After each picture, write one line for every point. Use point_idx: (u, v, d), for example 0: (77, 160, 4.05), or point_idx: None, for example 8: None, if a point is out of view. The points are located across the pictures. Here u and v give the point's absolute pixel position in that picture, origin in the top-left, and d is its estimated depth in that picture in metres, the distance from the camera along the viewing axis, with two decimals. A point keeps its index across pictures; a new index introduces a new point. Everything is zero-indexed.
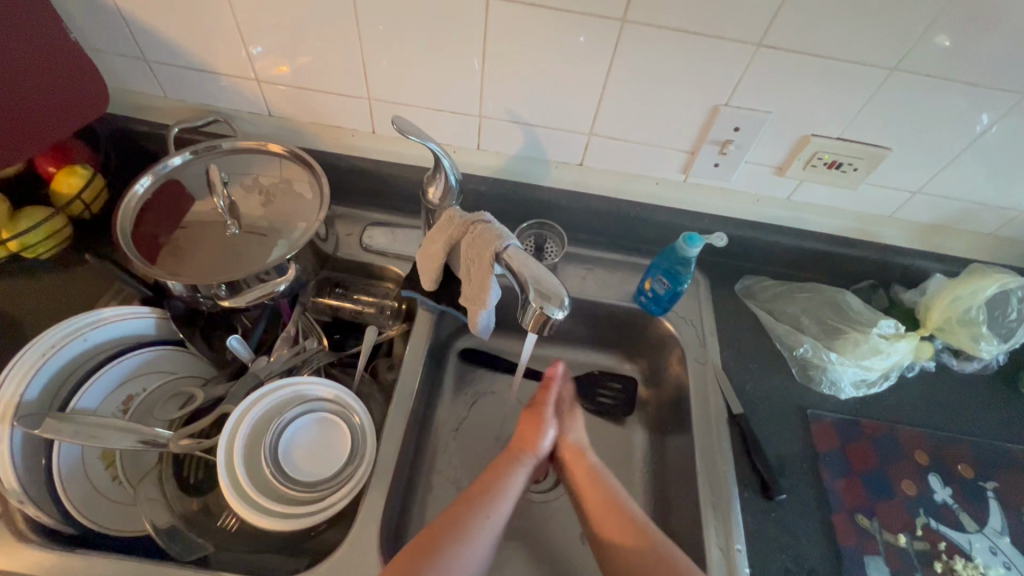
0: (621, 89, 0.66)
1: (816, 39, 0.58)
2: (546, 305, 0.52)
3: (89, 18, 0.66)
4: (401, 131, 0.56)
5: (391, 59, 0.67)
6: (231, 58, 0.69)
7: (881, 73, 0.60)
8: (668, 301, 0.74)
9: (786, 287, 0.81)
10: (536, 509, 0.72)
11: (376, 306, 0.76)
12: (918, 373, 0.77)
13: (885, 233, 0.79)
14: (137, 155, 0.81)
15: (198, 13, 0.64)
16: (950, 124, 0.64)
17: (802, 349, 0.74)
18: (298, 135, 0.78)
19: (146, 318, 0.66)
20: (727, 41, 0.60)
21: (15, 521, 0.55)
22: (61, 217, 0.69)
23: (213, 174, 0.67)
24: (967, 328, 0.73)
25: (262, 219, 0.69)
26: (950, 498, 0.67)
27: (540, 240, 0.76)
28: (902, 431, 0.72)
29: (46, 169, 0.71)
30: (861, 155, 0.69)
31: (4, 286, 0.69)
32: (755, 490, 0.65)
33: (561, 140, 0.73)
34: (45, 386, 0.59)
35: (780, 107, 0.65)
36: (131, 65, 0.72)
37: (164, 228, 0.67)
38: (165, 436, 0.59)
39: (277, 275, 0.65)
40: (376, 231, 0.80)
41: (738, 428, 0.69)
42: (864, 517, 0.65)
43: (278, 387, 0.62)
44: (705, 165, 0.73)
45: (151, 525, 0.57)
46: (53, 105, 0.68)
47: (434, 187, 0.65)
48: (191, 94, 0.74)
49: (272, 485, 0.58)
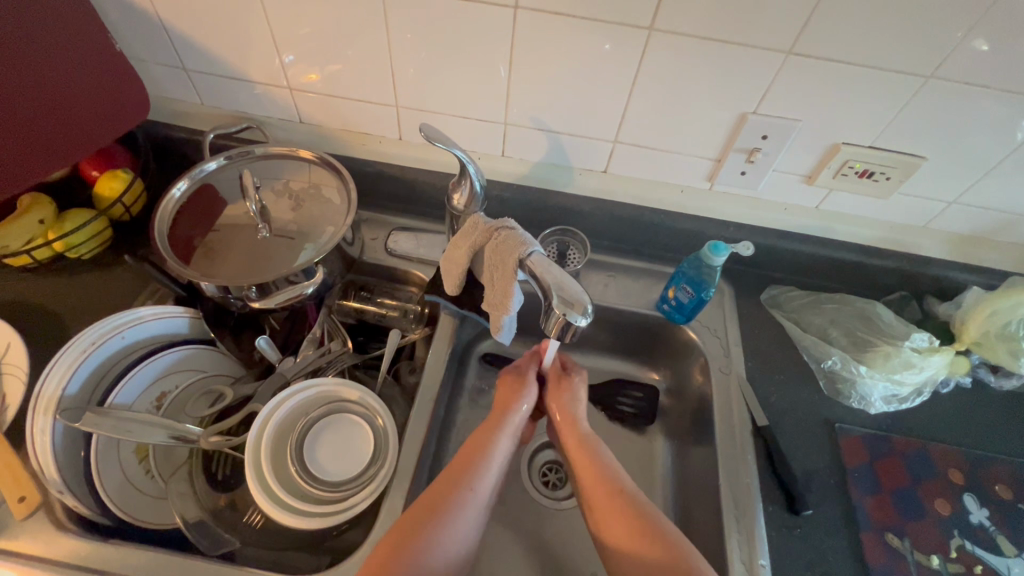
0: (646, 97, 0.66)
1: (848, 46, 0.57)
2: (569, 312, 0.52)
3: (133, 30, 0.69)
4: (428, 138, 0.57)
5: (420, 67, 0.68)
6: (266, 65, 0.71)
7: (918, 80, 0.59)
8: (691, 310, 0.73)
9: (814, 297, 0.80)
10: (553, 514, 0.72)
11: (400, 310, 0.78)
12: (953, 389, 0.75)
13: (919, 244, 0.77)
14: (174, 158, 0.84)
15: (234, 22, 0.66)
16: (989, 132, 0.62)
17: (830, 362, 0.73)
18: (328, 141, 0.80)
19: (180, 318, 0.69)
20: (755, 48, 0.59)
21: (55, 510, 0.57)
22: (102, 219, 0.72)
23: (246, 179, 0.69)
24: (1005, 344, 0.70)
25: (292, 223, 0.71)
26: (987, 520, 0.65)
27: (563, 246, 0.76)
28: (935, 447, 0.69)
29: (90, 172, 0.75)
30: (894, 163, 0.67)
31: (48, 284, 0.72)
32: (780, 504, 0.64)
33: (585, 147, 0.74)
34: (84, 383, 0.62)
35: (810, 114, 0.64)
36: (171, 74, 0.74)
37: (199, 231, 0.69)
38: (196, 432, 0.61)
39: (305, 278, 0.66)
40: (400, 235, 0.81)
41: (762, 440, 0.68)
42: (894, 536, 0.63)
43: (304, 387, 0.63)
44: (731, 173, 0.73)
45: (180, 517, 0.58)
46: (97, 112, 0.71)
47: (459, 193, 0.65)
48: (228, 102, 0.77)
49: (298, 485, 0.59)
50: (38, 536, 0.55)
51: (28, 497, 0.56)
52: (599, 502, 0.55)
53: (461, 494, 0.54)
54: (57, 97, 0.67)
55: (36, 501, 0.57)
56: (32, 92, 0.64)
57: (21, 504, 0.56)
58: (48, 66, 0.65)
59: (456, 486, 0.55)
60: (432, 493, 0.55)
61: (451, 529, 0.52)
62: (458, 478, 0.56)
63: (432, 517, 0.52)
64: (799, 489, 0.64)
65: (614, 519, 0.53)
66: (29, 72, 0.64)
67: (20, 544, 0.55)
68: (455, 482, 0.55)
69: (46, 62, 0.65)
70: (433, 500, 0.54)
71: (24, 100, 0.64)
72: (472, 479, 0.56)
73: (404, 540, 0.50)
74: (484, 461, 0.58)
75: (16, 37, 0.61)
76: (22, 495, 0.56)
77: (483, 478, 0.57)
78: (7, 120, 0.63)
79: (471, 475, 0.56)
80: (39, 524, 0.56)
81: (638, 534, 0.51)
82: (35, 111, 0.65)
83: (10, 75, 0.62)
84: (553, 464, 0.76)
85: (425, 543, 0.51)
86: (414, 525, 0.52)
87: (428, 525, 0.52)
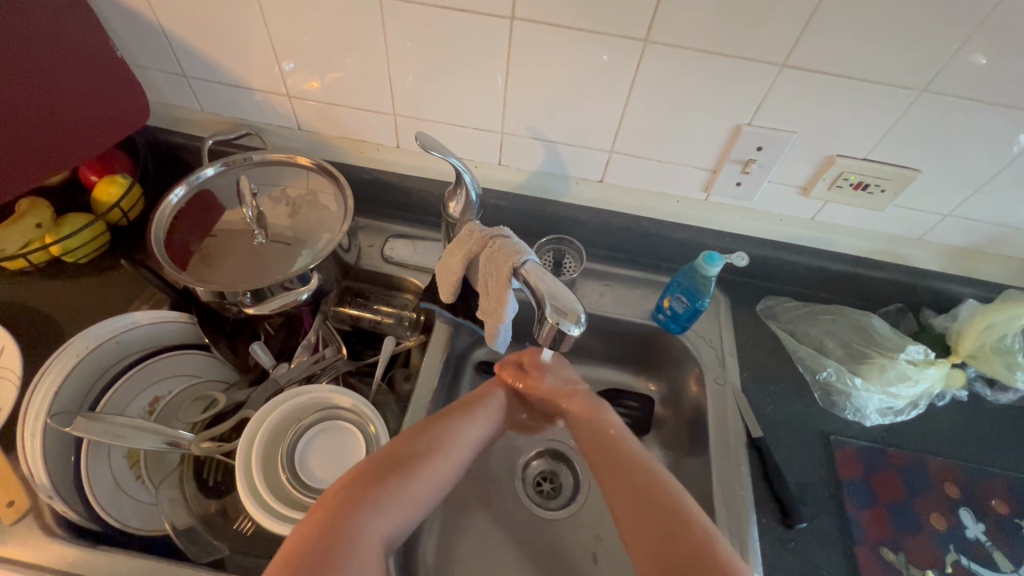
0: (642, 108, 0.66)
1: (841, 60, 0.58)
2: (561, 321, 0.52)
3: (134, 37, 0.70)
4: (424, 147, 0.57)
5: (418, 77, 0.68)
6: (266, 73, 0.71)
7: (911, 94, 0.59)
8: (686, 320, 0.73)
9: (810, 308, 0.80)
10: (544, 524, 0.71)
11: (395, 317, 0.77)
12: (949, 402, 0.74)
13: (914, 256, 0.77)
14: (173, 164, 0.84)
15: (235, 31, 0.67)
16: (983, 146, 0.63)
17: (825, 374, 0.73)
18: (326, 149, 0.80)
19: (174, 322, 0.69)
20: (749, 61, 0.60)
21: (43, 516, 0.57)
22: (100, 223, 0.72)
23: (243, 185, 0.69)
24: (1001, 357, 0.70)
25: (288, 229, 0.71)
26: (982, 534, 0.64)
27: (559, 255, 0.77)
28: (930, 460, 0.69)
29: (89, 177, 0.75)
30: (889, 176, 0.67)
31: (44, 287, 0.72)
32: (774, 516, 0.64)
33: (582, 157, 0.74)
34: (77, 388, 0.61)
35: (805, 127, 0.65)
36: (172, 81, 0.75)
37: (196, 236, 0.69)
38: (188, 438, 0.61)
39: (300, 284, 0.66)
40: (397, 242, 0.81)
41: (756, 451, 0.67)
42: (889, 551, 0.62)
43: (295, 395, 0.63)
44: (727, 184, 0.73)
45: (171, 524, 0.59)
46: (98, 117, 0.71)
47: (454, 202, 0.66)
48: (228, 109, 0.78)
49: (288, 493, 0.58)
50: (26, 541, 0.55)
51: (17, 502, 0.56)
52: (616, 472, 0.53)
53: (452, 435, 0.55)
54: (56, 103, 0.67)
55: (25, 506, 0.57)
56: (34, 98, 0.65)
57: (10, 509, 0.56)
58: (47, 73, 0.66)
59: (438, 430, 0.55)
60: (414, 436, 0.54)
61: (434, 462, 0.52)
62: (441, 425, 0.56)
63: (413, 454, 0.52)
64: (793, 502, 0.64)
65: (634, 491, 0.50)
66: (31, 78, 0.64)
67: (8, 549, 0.55)
68: (444, 422, 0.56)
69: (46, 69, 0.65)
70: (420, 433, 0.54)
71: (25, 105, 0.65)
72: (463, 422, 0.57)
73: (380, 469, 0.50)
74: (476, 411, 0.58)
75: (17, 44, 0.62)
76: (11, 499, 0.56)
77: (474, 427, 0.57)
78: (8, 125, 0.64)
79: (462, 419, 0.57)
80: (28, 529, 0.56)
81: (657, 506, 0.48)
82: (36, 116, 0.66)
83: (11, 82, 0.63)
84: (548, 474, 0.76)
85: (398, 476, 0.50)
86: (401, 448, 0.52)
87: (413, 453, 0.52)
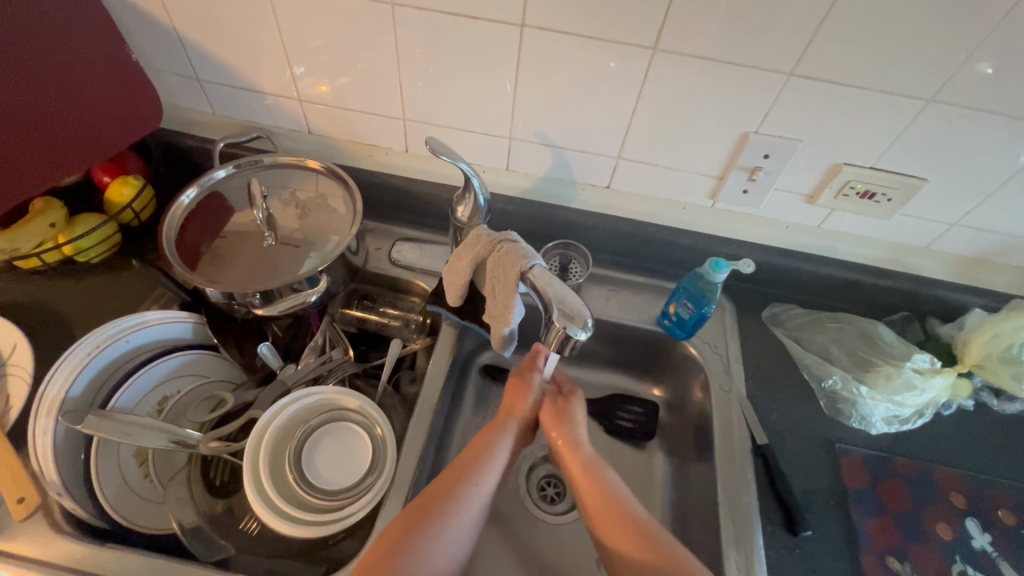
0: (650, 114, 0.67)
1: (848, 68, 0.58)
2: (568, 325, 0.52)
3: (149, 41, 0.71)
4: (434, 151, 0.57)
5: (427, 82, 0.69)
6: (278, 78, 0.72)
7: (918, 103, 0.60)
8: (692, 326, 0.73)
9: (815, 316, 0.80)
10: (545, 528, 0.72)
11: (402, 320, 0.78)
12: (956, 412, 0.74)
13: (921, 264, 0.77)
14: (184, 166, 0.85)
15: (249, 37, 0.68)
16: (989, 156, 0.63)
17: (831, 382, 0.73)
18: (335, 152, 0.81)
19: (183, 322, 0.69)
20: (757, 69, 0.60)
21: (53, 512, 0.57)
22: (111, 224, 0.73)
23: (254, 187, 0.70)
24: (1008, 367, 0.70)
25: (297, 232, 0.71)
26: (989, 545, 0.64)
27: (565, 260, 0.77)
28: (936, 470, 0.69)
29: (101, 178, 0.76)
30: (896, 185, 0.67)
31: (56, 286, 0.73)
32: (779, 524, 0.63)
33: (589, 163, 0.75)
34: (88, 386, 0.62)
35: (812, 135, 0.65)
36: (185, 84, 0.76)
37: (206, 237, 0.70)
38: (196, 437, 0.61)
39: (308, 286, 0.67)
40: (404, 246, 0.82)
41: (761, 459, 0.67)
42: (895, 560, 0.62)
43: (304, 395, 0.63)
44: (734, 191, 0.73)
45: (178, 523, 0.59)
46: (113, 118, 0.73)
47: (463, 206, 0.66)
48: (239, 112, 0.79)
49: (295, 493, 0.59)
50: (35, 538, 0.56)
51: (27, 498, 0.56)
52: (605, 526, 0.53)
53: (466, 488, 0.54)
54: (67, 106, 0.68)
55: (35, 502, 0.57)
56: (53, 99, 0.66)
57: (20, 505, 0.56)
58: (57, 77, 0.66)
59: (455, 481, 0.55)
60: (434, 490, 0.54)
61: (457, 515, 0.52)
62: (460, 477, 0.55)
63: (437, 512, 0.52)
64: (798, 509, 0.64)
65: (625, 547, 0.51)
66: (51, 80, 0.66)
67: (16, 546, 0.55)
68: (461, 477, 0.55)
69: (59, 72, 0.66)
70: (433, 495, 0.53)
71: (45, 106, 0.66)
72: (477, 474, 0.56)
73: (409, 529, 0.50)
74: (485, 459, 0.58)
75: (41, 46, 0.64)
76: (22, 495, 0.56)
77: (487, 473, 0.56)
78: (29, 126, 0.65)
79: (476, 470, 0.56)
80: (37, 526, 0.56)
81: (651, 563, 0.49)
82: (55, 116, 0.67)
83: (33, 83, 0.64)
84: (553, 479, 0.76)
85: (428, 536, 0.50)
86: (416, 513, 0.52)
87: (436, 508, 0.52)
